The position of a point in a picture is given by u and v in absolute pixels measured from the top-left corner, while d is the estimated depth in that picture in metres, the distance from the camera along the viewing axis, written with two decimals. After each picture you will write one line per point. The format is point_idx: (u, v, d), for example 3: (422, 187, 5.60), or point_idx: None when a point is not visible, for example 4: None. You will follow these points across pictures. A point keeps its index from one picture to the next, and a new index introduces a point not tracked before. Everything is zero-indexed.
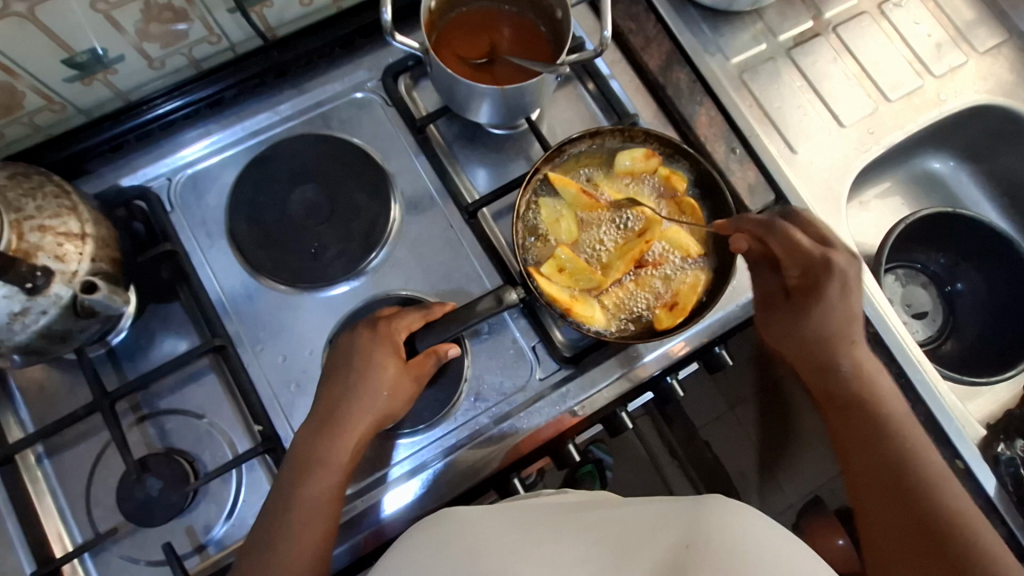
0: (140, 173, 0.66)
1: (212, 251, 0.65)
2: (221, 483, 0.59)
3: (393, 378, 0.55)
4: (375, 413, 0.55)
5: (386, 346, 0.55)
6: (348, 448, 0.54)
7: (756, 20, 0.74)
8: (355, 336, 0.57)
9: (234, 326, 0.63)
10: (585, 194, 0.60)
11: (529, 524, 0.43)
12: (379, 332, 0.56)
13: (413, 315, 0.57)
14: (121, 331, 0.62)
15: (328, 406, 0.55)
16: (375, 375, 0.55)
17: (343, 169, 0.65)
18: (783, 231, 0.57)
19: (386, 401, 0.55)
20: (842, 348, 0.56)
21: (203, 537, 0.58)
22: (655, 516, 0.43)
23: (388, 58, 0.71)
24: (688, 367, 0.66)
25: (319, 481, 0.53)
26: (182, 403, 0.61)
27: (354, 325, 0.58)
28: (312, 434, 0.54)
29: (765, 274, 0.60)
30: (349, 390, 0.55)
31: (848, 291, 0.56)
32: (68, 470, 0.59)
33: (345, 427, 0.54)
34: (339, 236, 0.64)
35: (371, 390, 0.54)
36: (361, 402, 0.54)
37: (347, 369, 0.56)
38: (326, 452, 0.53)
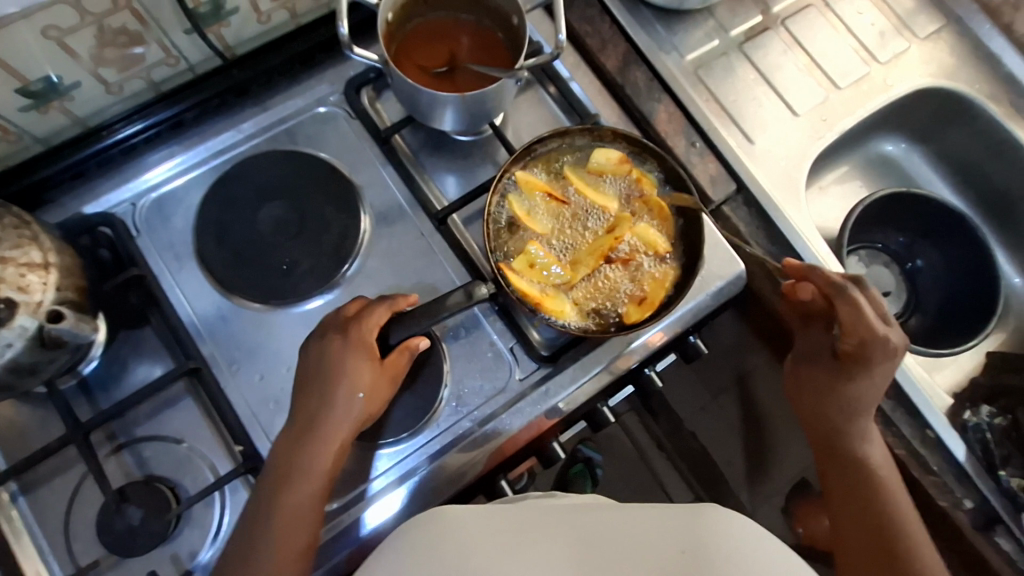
0: (103, 200, 0.65)
1: (181, 273, 0.64)
2: (205, 507, 0.58)
3: (370, 381, 0.56)
4: (354, 420, 0.55)
5: (355, 351, 0.55)
6: (330, 456, 0.54)
7: (708, 18, 0.77)
8: (326, 342, 0.56)
9: (209, 347, 0.62)
10: (548, 195, 0.61)
11: (523, 525, 0.45)
12: (350, 337, 0.56)
13: (381, 310, 0.57)
14: (91, 360, 0.61)
15: (308, 415, 0.55)
16: (350, 379, 0.55)
17: (311, 184, 0.66)
18: (850, 297, 0.58)
19: (361, 404, 0.55)
20: (859, 408, 0.60)
21: (189, 563, 0.57)
22: (647, 519, 0.45)
23: (349, 71, 0.71)
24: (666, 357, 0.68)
25: (297, 491, 0.53)
26: (159, 429, 0.60)
27: (323, 330, 0.58)
28: (293, 442, 0.54)
29: (817, 333, 0.63)
30: (327, 395, 0.55)
31: (886, 369, 0.59)
32: (44, 506, 0.57)
33: (326, 434, 0.54)
34: (311, 250, 0.64)
35: (348, 390, 0.55)
36: (337, 406, 0.55)
37: (320, 376, 0.56)
38: (311, 460, 0.53)
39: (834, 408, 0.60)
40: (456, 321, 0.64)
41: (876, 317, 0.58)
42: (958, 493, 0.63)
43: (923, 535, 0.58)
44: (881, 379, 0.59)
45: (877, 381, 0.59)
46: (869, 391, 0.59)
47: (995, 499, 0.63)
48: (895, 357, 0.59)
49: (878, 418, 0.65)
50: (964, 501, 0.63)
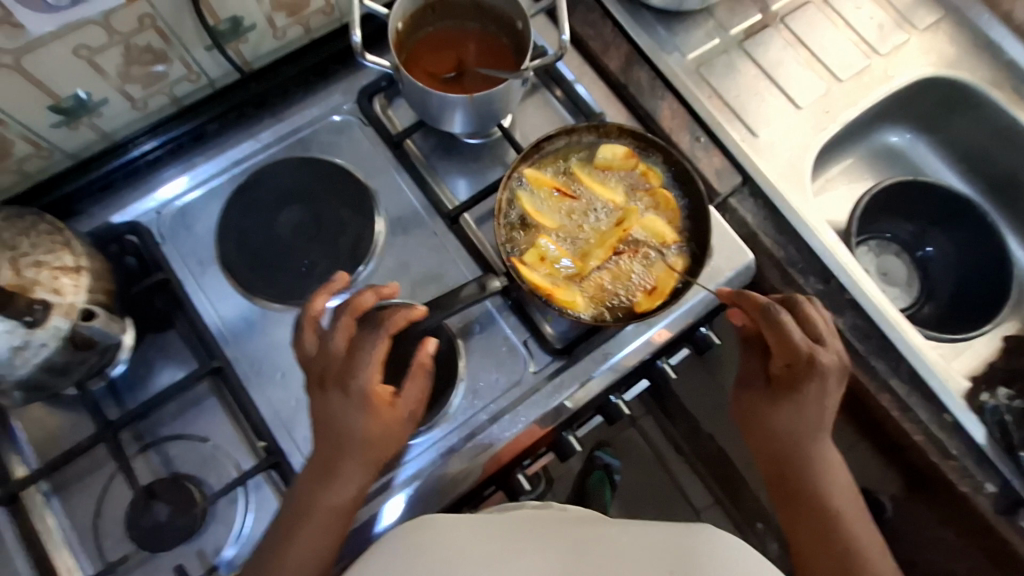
0: (129, 210, 0.68)
1: (204, 277, 0.67)
2: (230, 504, 0.60)
3: (381, 429, 0.54)
4: (371, 458, 0.55)
5: (359, 402, 0.54)
6: (352, 492, 0.55)
7: (707, 18, 0.79)
8: (332, 396, 0.55)
9: (231, 348, 0.64)
10: (558, 190, 0.63)
11: (511, 533, 0.47)
12: (351, 398, 0.54)
13: (374, 345, 0.54)
14: (119, 364, 0.62)
15: (327, 453, 0.55)
16: (359, 424, 0.54)
17: (328, 189, 0.68)
18: (778, 320, 0.56)
19: (373, 448, 0.55)
20: (811, 441, 0.58)
21: (214, 559, 0.58)
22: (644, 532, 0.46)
23: (362, 81, 0.74)
24: (679, 352, 0.68)
25: (312, 530, 0.53)
26: (185, 428, 0.62)
27: (324, 382, 0.56)
28: (311, 482, 0.55)
29: (753, 356, 0.61)
30: (339, 434, 0.54)
31: (824, 393, 0.57)
32: (75, 504, 0.59)
33: (347, 473, 0.54)
34: (328, 252, 0.66)
35: (359, 433, 0.54)
36: (351, 449, 0.54)
37: (331, 428, 0.55)
38: (330, 499, 0.54)
39: (774, 435, 0.59)
40: (470, 315, 0.65)
41: (802, 337, 0.56)
42: (980, 478, 0.62)
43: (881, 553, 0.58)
44: (821, 401, 0.57)
45: (817, 405, 0.57)
46: (809, 417, 0.57)
47: (1019, 482, 0.62)
48: (833, 381, 0.57)
49: (896, 405, 0.64)
50: (986, 486, 0.62)
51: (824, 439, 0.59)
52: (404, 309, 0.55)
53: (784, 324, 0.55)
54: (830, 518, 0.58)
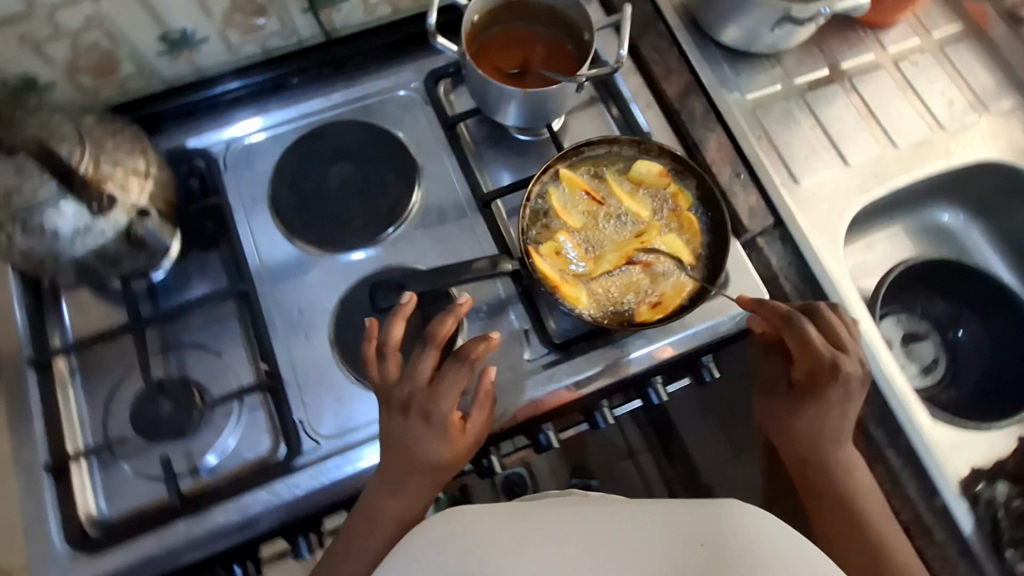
0: (202, 137, 0.75)
1: (251, 210, 0.72)
2: (224, 417, 0.64)
3: (452, 454, 0.57)
4: (435, 477, 0.58)
5: (438, 429, 0.57)
6: (413, 511, 0.57)
7: (774, 64, 0.80)
8: (411, 422, 0.57)
9: (259, 277, 0.69)
10: (588, 194, 0.65)
11: (531, 515, 0.46)
12: (433, 424, 0.57)
13: (457, 375, 0.57)
14: (161, 270, 0.69)
15: (391, 466, 0.58)
16: (433, 449, 0.57)
17: (379, 155, 0.73)
18: (800, 328, 0.59)
19: (443, 470, 0.58)
20: (834, 447, 0.59)
21: (199, 462, 0.62)
22: (660, 515, 0.44)
23: (432, 63, 0.79)
24: (677, 380, 0.69)
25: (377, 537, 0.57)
26: (203, 340, 0.67)
27: (404, 408, 0.58)
28: (376, 499, 0.58)
29: (774, 361, 0.64)
30: (409, 454, 0.57)
31: (850, 397, 0.59)
32: (94, 383, 0.65)
33: (412, 490, 0.57)
34: (366, 211, 0.71)
35: (432, 458, 0.57)
36: (422, 470, 0.57)
37: (402, 453, 0.57)
38: (396, 514, 0.57)
39: (797, 439, 0.61)
40: (482, 296, 0.68)
41: (822, 342, 0.59)
42: (958, 571, 0.60)
43: (910, 548, 0.58)
44: (844, 409, 0.59)
45: (840, 411, 0.59)
46: (835, 423, 0.59)
47: None
48: (856, 386, 0.59)
49: (885, 476, 0.63)
50: None
51: (845, 446, 0.60)
52: (482, 338, 0.59)
53: (805, 330, 0.59)
54: (869, 537, 0.58)
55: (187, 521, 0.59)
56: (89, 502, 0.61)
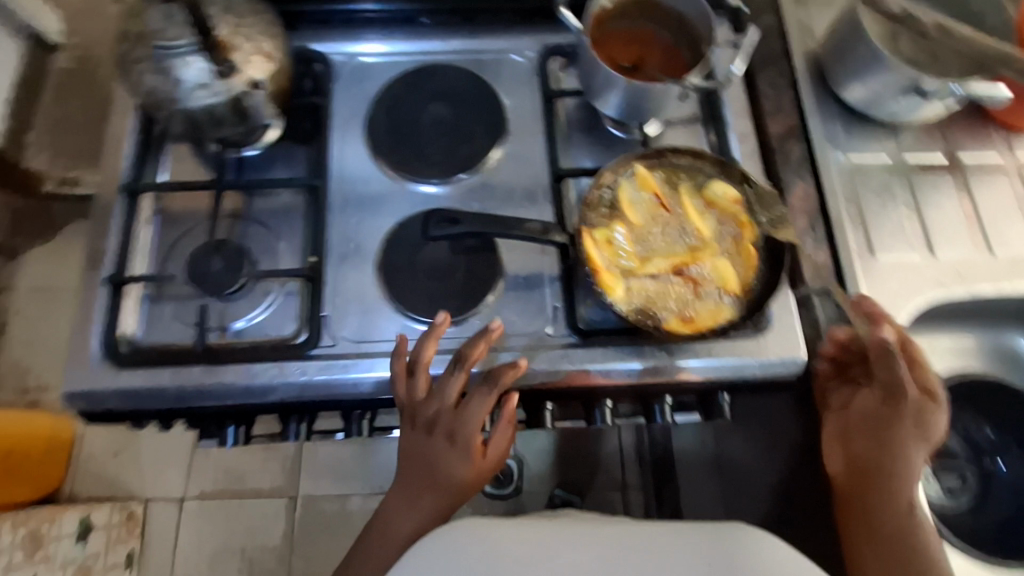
0: (326, 45, 0.80)
1: (345, 120, 0.76)
2: (263, 292, 0.69)
3: (472, 475, 0.61)
4: (451, 499, 0.61)
5: (462, 451, 0.61)
6: (422, 530, 0.61)
7: (890, 136, 0.77)
8: (436, 441, 0.61)
9: (331, 180, 0.73)
10: (657, 199, 0.65)
11: (540, 537, 0.53)
12: (458, 444, 0.60)
13: (484, 399, 0.60)
14: (253, 147, 0.74)
15: (409, 480, 0.62)
16: (454, 473, 0.61)
17: (476, 105, 0.76)
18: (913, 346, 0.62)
19: (462, 492, 0.61)
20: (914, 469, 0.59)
21: (228, 322, 0.67)
22: (669, 536, 0.53)
23: (553, 38, 0.81)
24: (686, 414, 0.73)
25: (388, 552, 0.62)
26: (269, 219, 0.73)
27: (429, 426, 0.61)
28: (392, 516, 0.62)
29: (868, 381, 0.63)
30: (431, 473, 0.61)
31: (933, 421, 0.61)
32: (169, 226, 0.72)
33: (425, 511, 0.61)
34: (447, 152, 0.74)
35: (453, 477, 0.61)
36: (441, 489, 0.61)
37: (424, 471, 0.61)
38: (409, 530, 0.62)
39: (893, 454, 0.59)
40: (525, 262, 0.70)
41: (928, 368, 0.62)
42: None
43: None
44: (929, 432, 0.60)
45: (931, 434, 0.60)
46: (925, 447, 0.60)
47: None
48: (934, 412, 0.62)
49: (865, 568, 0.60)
50: None
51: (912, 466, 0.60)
52: (511, 365, 0.61)
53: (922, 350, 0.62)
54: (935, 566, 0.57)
55: (203, 368, 0.64)
56: (128, 323, 0.67)
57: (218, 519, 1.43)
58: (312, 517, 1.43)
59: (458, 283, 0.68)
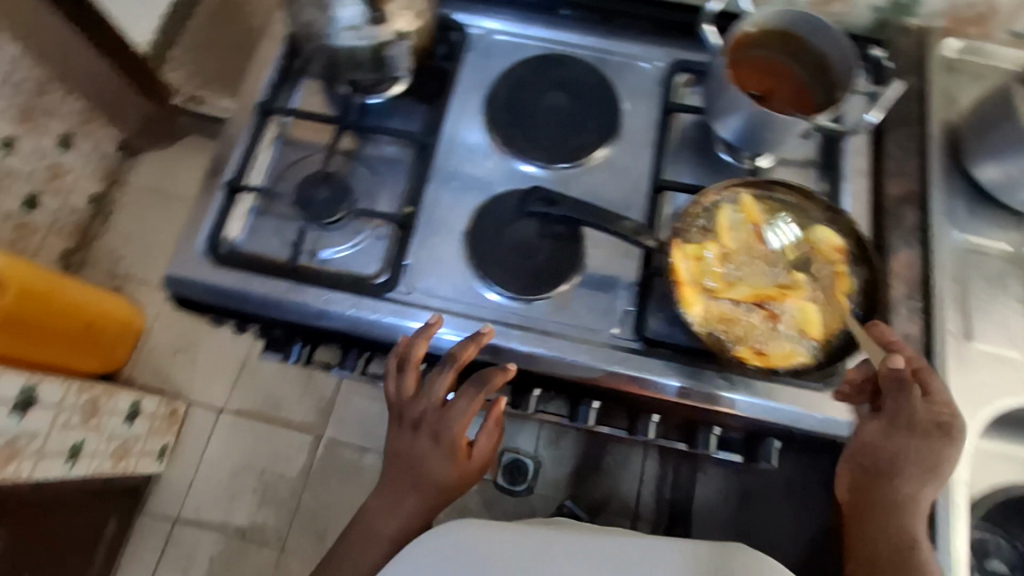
0: (464, 15, 0.82)
1: (466, 88, 0.79)
2: (357, 229, 0.73)
3: (455, 473, 0.66)
4: (433, 494, 0.67)
5: (446, 448, 0.65)
6: (406, 522, 0.68)
7: (1014, 228, 0.73)
8: (421, 440, 0.66)
9: (440, 140, 0.76)
10: (755, 228, 0.65)
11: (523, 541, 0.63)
12: (443, 442, 0.65)
13: (470, 401, 0.65)
14: (378, 97, 0.79)
15: (396, 477, 0.67)
16: (438, 470, 0.66)
17: (595, 100, 0.77)
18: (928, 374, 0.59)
19: (445, 489, 0.67)
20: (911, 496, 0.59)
21: (319, 249, 0.72)
22: (645, 557, 0.61)
23: (685, 53, 0.80)
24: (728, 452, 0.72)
25: (373, 546, 0.68)
26: (378, 165, 0.77)
27: (416, 424, 0.66)
28: (376, 512, 0.68)
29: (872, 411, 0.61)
30: (415, 469, 0.66)
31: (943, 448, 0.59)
32: (287, 150, 0.77)
33: (409, 505, 0.67)
34: (556, 139, 0.75)
35: (435, 476, 0.66)
36: (425, 484, 0.66)
37: (410, 467, 0.66)
38: (394, 523, 0.68)
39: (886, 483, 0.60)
40: (607, 260, 0.70)
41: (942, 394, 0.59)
42: None
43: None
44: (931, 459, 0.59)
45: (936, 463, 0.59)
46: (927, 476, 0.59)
47: None
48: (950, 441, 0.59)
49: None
50: None
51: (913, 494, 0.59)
52: (500, 370, 0.64)
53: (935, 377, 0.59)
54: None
55: (290, 283, 0.68)
56: (233, 227, 0.72)
57: (248, 437, 1.52)
58: (331, 460, 1.50)
59: (538, 264, 0.69)
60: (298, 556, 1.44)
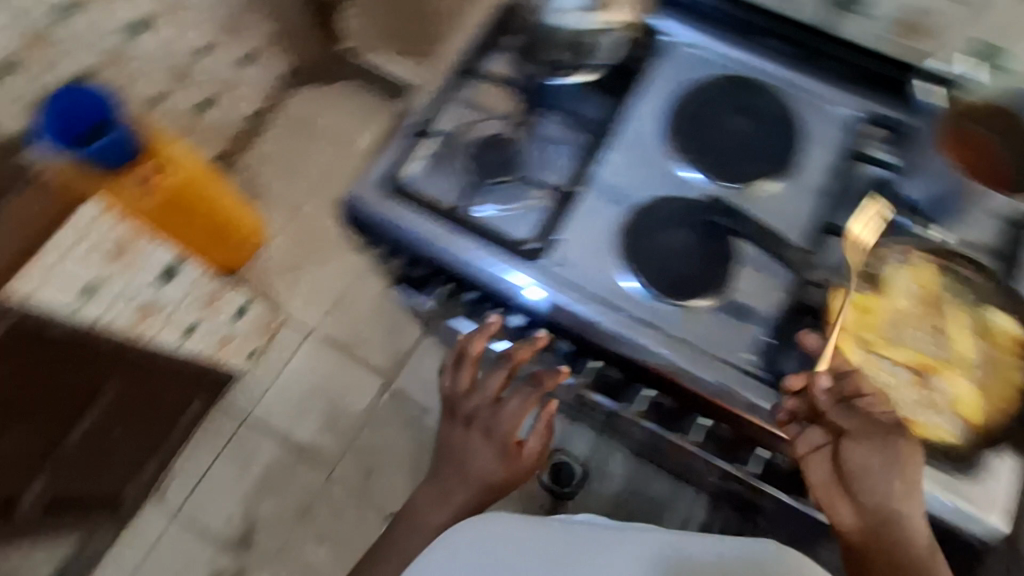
0: (663, 20, 0.81)
1: (650, 90, 0.79)
2: (519, 194, 0.75)
3: (498, 472, 0.77)
4: (477, 488, 0.78)
5: (495, 444, 0.77)
6: (450, 512, 0.78)
7: None
8: (472, 435, 0.79)
9: (615, 134, 0.76)
10: (932, 297, 0.68)
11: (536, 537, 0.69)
12: (493, 439, 0.78)
13: (520, 399, 0.77)
14: (560, 79, 0.78)
15: (445, 471, 0.80)
16: (481, 465, 0.77)
17: (778, 133, 0.76)
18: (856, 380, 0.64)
19: (490, 485, 0.78)
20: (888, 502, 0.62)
21: (479, 203, 0.74)
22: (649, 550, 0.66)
23: (884, 107, 0.76)
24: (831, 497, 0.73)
25: (417, 532, 0.79)
26: (549, 141, 0.78)
27: (469, 423, 0.79)
28: (426, 501, 0.80)
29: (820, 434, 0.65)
30: (463, 462, 0.78)
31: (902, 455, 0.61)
32: (470, 103, 0.80)
33: (454, 496, 0.78)
34: (730, 161, 0.75)
35: (482, 471, 0.77)
36: (472, 476, 0.78)
37: (459, 462, 0.79)
38: (440, 512, 0.79)
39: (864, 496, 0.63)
40: (755, 287, 0.70)
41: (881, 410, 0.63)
42: None
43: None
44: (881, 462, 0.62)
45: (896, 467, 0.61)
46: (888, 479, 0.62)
47: None
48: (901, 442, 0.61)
49: None
50: None
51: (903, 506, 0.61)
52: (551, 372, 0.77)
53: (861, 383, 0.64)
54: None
55: (449, 229, 0.72)
56: (410, 164, 0.75)
57: (329, 363, 1.64)
58: (396, 406, 1.59)
59: (687, 273, 0.69)
60: (342, 483, 1.54)
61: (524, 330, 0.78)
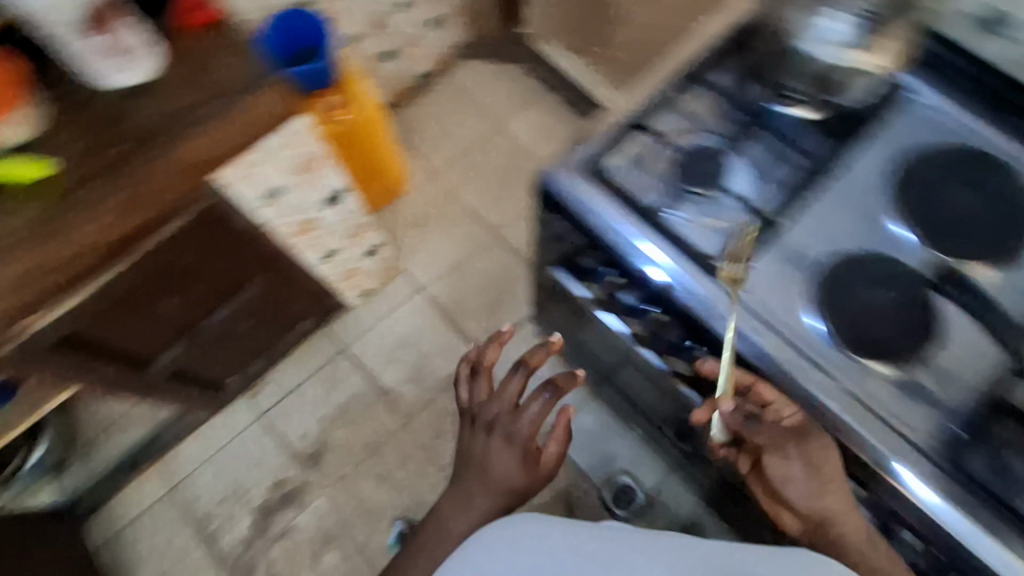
0: (908, 75, 0.78)
1: (877, 140, 0.76)
2: (716, 205, 0.73)
3: (517, 474, 0.79)
4: (500, 491, 0.79)
5: (517, 448, 0.80)
6: (476, 517, 0.78)
7: None
8: (492, 441, 0.81)
9: (831, 175, 0.75)
10: None
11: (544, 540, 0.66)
12: (516, 443, 0.80)
13: (538, 405, 0.80)
14: (784, 107, 0.77)
15: (467, 478, 0.80)
16: (500, 468, 0.79)
17: (1006, 219, 0.72)
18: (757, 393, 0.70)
19: (513, 488, 0.79)
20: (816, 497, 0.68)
21: (675, 205, 0.73)
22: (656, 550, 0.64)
23: None
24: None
25: (451, 537, 0.78)
26: (759, 160, 0.76)
27: (490, 429, 0.82)
28: (451, 508, 0.79)
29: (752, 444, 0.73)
30: (487, 466, 0.80)
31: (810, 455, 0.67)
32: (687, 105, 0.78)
33: (479, 500, 0.79)
34: (946, 233, 0.72)
35: (506, 475, 0.79)
36: (495, 482, 0.79)
37: (482, 470, 0.80)
38: (466, 519, 0.78)
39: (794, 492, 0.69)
40: (945, 368, 0.66)
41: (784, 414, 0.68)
42: None
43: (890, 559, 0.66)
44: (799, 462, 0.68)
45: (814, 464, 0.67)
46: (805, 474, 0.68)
47: None
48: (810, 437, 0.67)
49: None
50: None
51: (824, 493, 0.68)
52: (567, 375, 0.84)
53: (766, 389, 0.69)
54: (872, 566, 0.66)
55: (641, 226, 0.72)
56: (615, 154, 0.76)
57: (429, 321, 1.70)
58: None
59: (877, 332, 0.67)
60: (414, 434, 1.61)
61: (683, 342, 0.78)
